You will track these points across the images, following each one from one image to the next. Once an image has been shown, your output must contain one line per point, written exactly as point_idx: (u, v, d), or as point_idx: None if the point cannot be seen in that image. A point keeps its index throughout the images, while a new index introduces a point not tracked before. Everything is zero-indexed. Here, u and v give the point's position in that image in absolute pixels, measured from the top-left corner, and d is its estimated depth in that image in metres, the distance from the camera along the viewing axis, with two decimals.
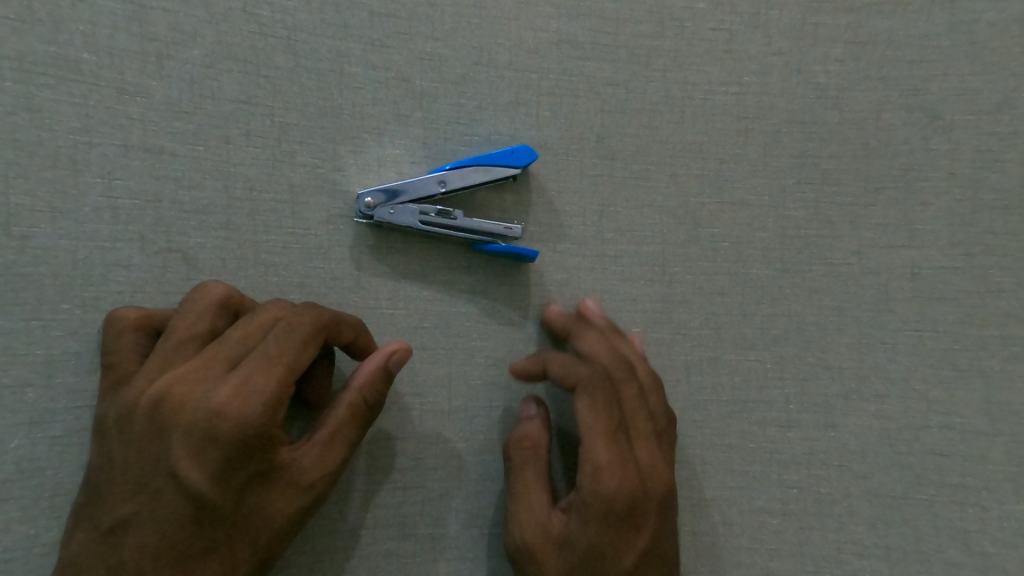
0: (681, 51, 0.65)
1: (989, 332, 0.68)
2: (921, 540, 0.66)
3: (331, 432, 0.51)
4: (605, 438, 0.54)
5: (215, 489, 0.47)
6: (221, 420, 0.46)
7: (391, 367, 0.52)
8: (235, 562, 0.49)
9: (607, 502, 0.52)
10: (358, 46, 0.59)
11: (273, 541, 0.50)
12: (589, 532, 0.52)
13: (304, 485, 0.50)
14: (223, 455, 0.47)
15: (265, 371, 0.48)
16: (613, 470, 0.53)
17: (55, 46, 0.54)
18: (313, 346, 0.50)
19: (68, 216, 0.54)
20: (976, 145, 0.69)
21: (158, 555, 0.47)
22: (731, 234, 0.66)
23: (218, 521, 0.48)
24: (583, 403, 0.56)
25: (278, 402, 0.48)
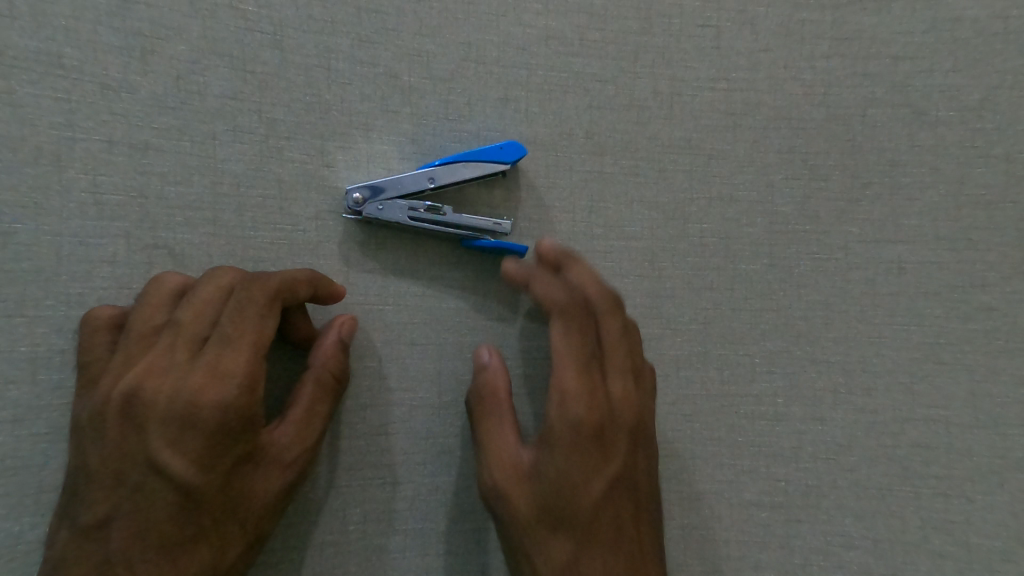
0: (669, 48, 0.66)
1: (974, 325, 0.69)
2: (906, 532, 0.67)
3: (304, 407, 0.53)
4: (576, 366, 0.54)
5: (201, 475, 0.48)
6: (201, 407, 0.47)
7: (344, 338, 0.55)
8: (226, 547, 0.50)
9: (573, 432, 0.52)
10: (346, 42, 0.59)
11: (260, 521, 0.51)
12: (555, 462, 0.52)
13: (285, 462, 0.52)
14: (206, 440, 0.47)
15: (234, 352, 0.49)
16: (580, 398, 0.53)
17: (37, 40, 0.54)
18: (270, 313, 0.50)
19: (51, 212, 0.54)
20: (960, 141, 0.70)
21: (149, 548, 0.47)
22: (719, 230, 0.66)
23: (205, 508, 0.49)
24: (557, 329, 0.55)
25: (251, 379, 0.49)
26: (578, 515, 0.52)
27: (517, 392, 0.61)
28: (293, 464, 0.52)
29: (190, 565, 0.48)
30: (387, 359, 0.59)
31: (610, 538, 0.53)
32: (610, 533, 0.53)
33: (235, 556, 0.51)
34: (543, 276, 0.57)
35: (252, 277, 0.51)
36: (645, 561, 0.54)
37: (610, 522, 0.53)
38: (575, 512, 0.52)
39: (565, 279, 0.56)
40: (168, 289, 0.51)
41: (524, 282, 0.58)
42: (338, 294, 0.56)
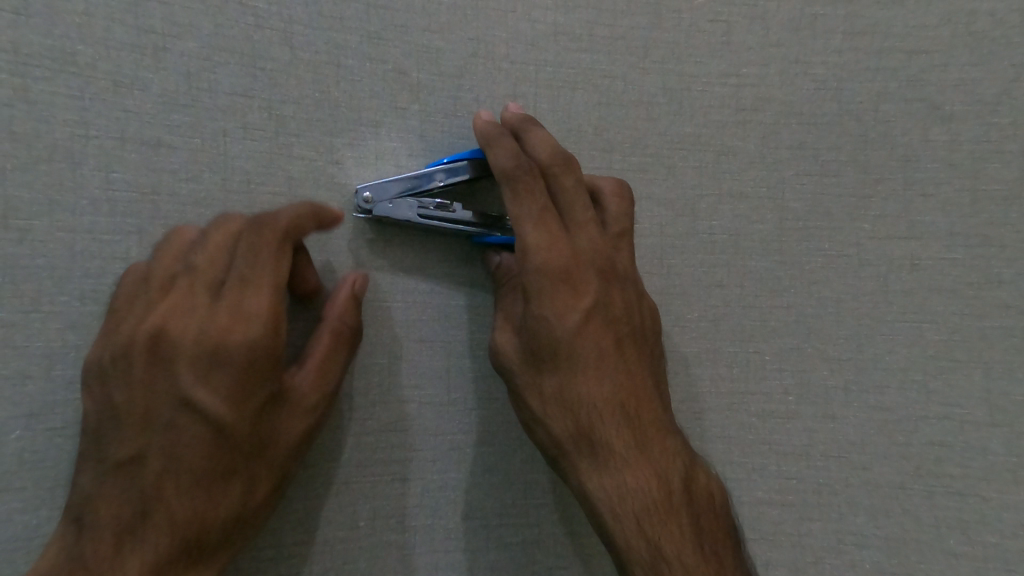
0: (679, 43, 0.65)
1: (989, 323, 0.68)
2: (920, 531, 0.66)
3: (321, 355, 0.54)
4: (530, 217, 0.52)
5: (232, 412, 0.49)
6: (228, 343, 0.48)
7: (359, 292, 0.56)
8: (256, 485, 0.51)
9: (538, 279, 0.51)
10: (355, 39, 0.59)
11: (286, 461, 0.52)
12: (530, 310, 0.52)
13: (308, 403, 0.53)
14: (235, 376, 0.49)
15: (255, 292, 0.49)
16: (541, 245, 0.52)
17: (51, 38, 0.54)
18: (286, 255, 0.51)
19: (66, 208, 0.54)
20: (976, 135, 0.69)
21: (183, 483, 0.48)
22: (729, 226, 0.66)
23: (236, 446, 0.50)
24: (507, 195, 0.52)
25: (275, 317, 0.50)
26: (557, 350, 0.52)
27: None
28: (316, 404, 0.53)
29: (223, 500, 0.50)
30: (396, 356, 0.59)
31: (597, 370, 0.52)
32: (593, 367, 0.52)
33: (265, 495, 0.52)
34: (497, 144, 0.54)
35: (261, 217, 0.51)
36: (637, 389, 0.54)
37: (593, 355, 0.52)
38: (554, 348, 0.52)
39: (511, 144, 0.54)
40: (179, 240, 0.52)
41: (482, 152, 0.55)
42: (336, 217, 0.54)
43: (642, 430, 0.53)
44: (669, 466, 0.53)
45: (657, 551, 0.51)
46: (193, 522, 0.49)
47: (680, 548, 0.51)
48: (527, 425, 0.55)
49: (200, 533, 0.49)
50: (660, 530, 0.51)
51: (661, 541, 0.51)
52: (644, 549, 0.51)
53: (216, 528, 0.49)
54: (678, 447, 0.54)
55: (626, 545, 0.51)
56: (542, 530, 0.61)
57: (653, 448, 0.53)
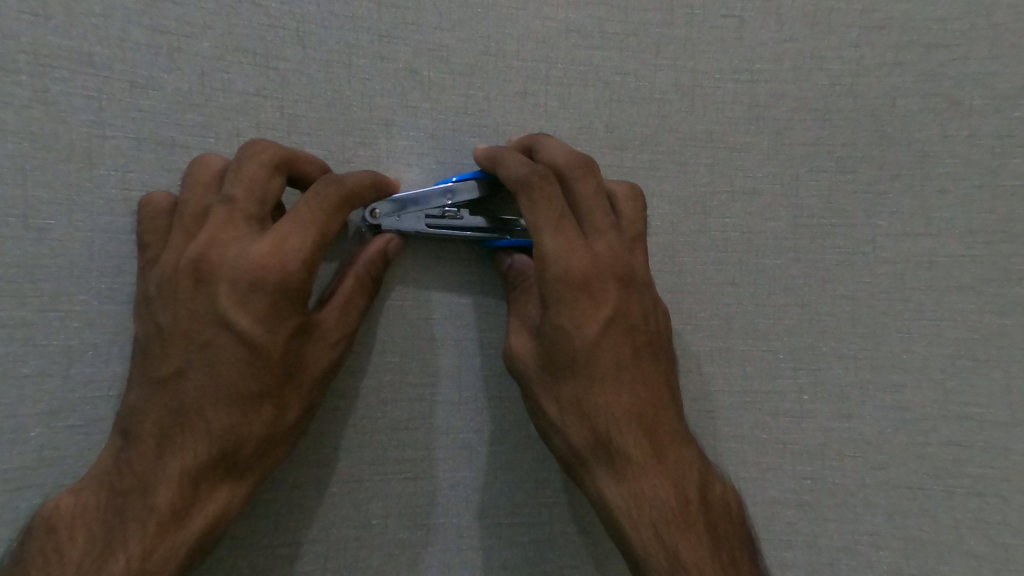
0: (691, 39, 0.65)
1: (1009, 321, 0.67)
2: (938, 532, 0.65)
3: (343, 299, 0.55)
4: (548, 224, 0.51)
5: (268, 335, 0.49)
6: (267, 274, 0.48)
7: (391, 251, 0.57)
8: (286, 409, 0.52)
9: (556, 287, 0.51)
10: (366, 38, 0.59)
11: (314, 389, 0.53)
12: (548, 318, 0.52)
13: (334, 338, 0.54)
14: (270, 305, 0.49)
15: (300, 231, 0.49)
16: (560, 252, 0.51)
17: (69, 40, 0.55)
18: (339, 212, 0.51)
19: (84, 208, 0.55)
20: (995, 129, 0.67)
21: (220, 400, 0.49)
22: (742, 224, 0.65)
23: (269, 371, 0.50)
24: (524, 202, 0.52)
25: (315, 256, 0.50)
26: (576, 358, 0.52)
27: None
28: (341, 340, 0.54)
29: (257, 419, 0.50)
30: (408, 355, 0.60)
31: (614, 378, 0.53)
32: (611, 377, 0.52)
33: (295, 419, 0.53)
34: (512, 156, 0.54)
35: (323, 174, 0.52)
36: (654, 398, 0.54)
37: (611, 364, 0.52)
38: (572, 357, 0.52)
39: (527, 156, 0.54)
40: (218, 169, 0.53)
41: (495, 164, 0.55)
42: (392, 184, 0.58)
43: (658, 438, 0.53)
44: (686, 474, 0.53)
45: (676, 559, 0.50)
46: (227, 438, 0.49)
47: (699, 560, 0.50)
48: (542, 431, 0.55)
49: (234, 449, 0.50)
50: (679, 537, 0.51)
51: (680, 550, 0.51)
52: (663, 559, 0.51)
53: (249, 446, 0.50)
54: (694, 456, 0.54)
55: (645, 553, 0.51)
56: (554, 529, 0.61)
57: (669, 456, 0.53)
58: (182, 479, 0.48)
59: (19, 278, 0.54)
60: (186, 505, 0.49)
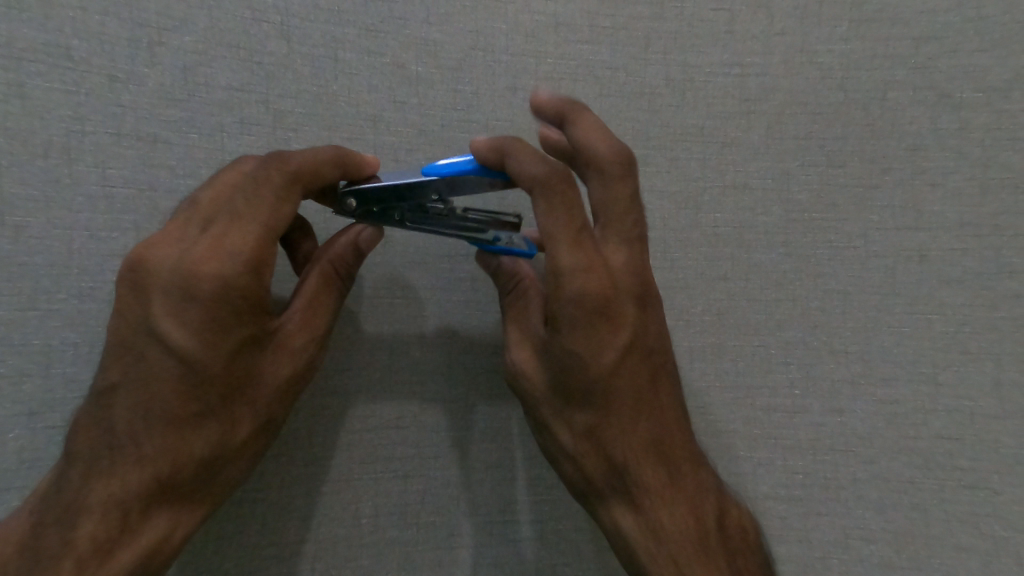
0: (682, 32, 0.65)
1: (999, 314, 0.66)
2: (929, 525, 0.65)
3: (307, 299, 0.52)
4: (568, 241, 0.48)
5: (204, 351, 0.47)
6: (202, 281, 0.46)
7: (362, 244, 0.53)
8: (235, 425, 0.50)
9: (573, 310, 0.48)
10: (352, 31, 0.59)
11: (269, 403, 0.51)
12: (562, 344, 0.49)
13: (296, 347, 0.51)
14: (205, 316, 0.46)
15: (243, 230, 0.47)
16: (578, 272, 0.48)
17: (46, 34, 0.54)
18: (288, 203, 0.48)
19: (64, 205, 0.54)
20: (986, 123, 0.67)
21: (153, 423, 0.47)
22: (734, 219, 0.65)
23: (210, 386, 0.48)
24: (541, 208, 0.48)
25: (257, 258, 0.47)
26: (592, 385, 0.50)
27: None
28: (304, 349, 0.52)
29: (196, 441, 0.49)
30: (398, 353, 0.59)
31: (630, 405, 0.51)
32: (625, 402, 0.51)
33: (245, 437, 0.51)
34: (522, 152, 0.50)
35: (272, 158, 0.48)
36: (667, 420, 0.53)
37: (627, 388, 0.51)
38: (588, 384, 0.50)
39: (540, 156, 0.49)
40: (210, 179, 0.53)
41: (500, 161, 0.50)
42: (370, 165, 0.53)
43: (673, 462, 0.53)
44: (701, 498, 0.53)
45: None
46: (165, 460, 0.48)
47: None
48: (548, 446, 0.54)
49: (173, 470, 0.48)
50: (694, 564, 0.51)
51: None
52: None
53: (190, 466, 0.49)
54: (709, 478, 0.54)
55: None
56: (545, 527, 0.61)
57: (685, 480, 0.53)
58: (107, 510, 0.47)
59: None
60: (112, 538, 0.47)
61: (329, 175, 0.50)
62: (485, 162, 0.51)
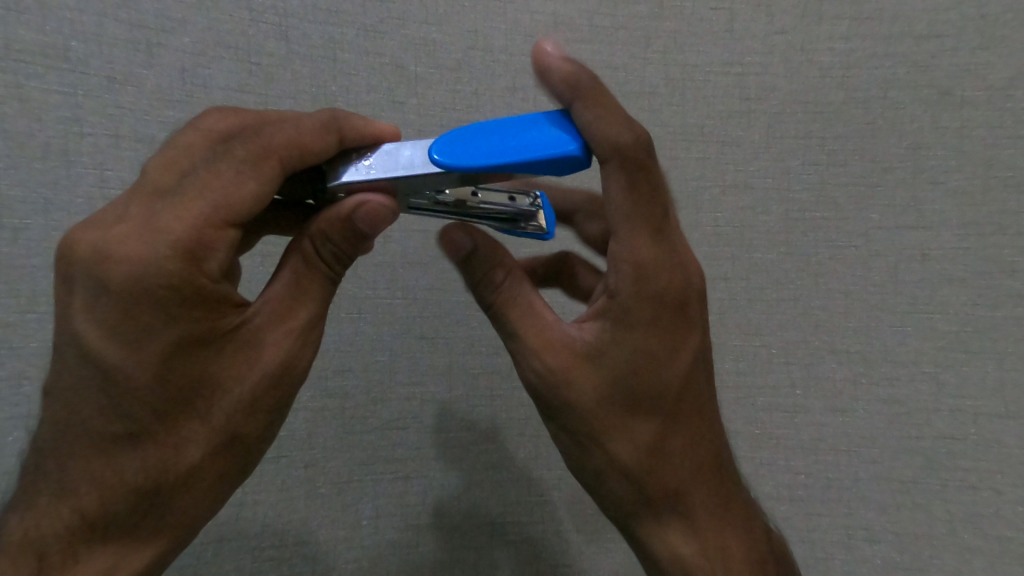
0: (680, 33, 0.66)
1: (1003, 312, 0.65)
2: (931, 525, 0.62)
3: (284, 293, 0.40)
4: (648, 229, 0.39)
5: (124, 354, 0.36)
6: (119, 267, 0.35)
7: (359, 219, 0.39)
8: (178, 449, 0.38)
9: (647, 306, 0.39)
10: (351, 32, 0.59)
11: (229, 421, 0.39)
12: (632, 343, 0.40)
13: (264, 345, 0.39)
14: (123, 312, 0.35)
15: (180, 209, 0.36)
16: (661, 264, 0.39)
17: (45, 35, 0.54)
18: (255, 175, 0.38)
19: (60, 206, 0.54)
20: (988, 121, 0.67)
21: (73, 445, 0.37)
22: (733, 218, 0.65)
23: (140, 403, 0.36)
24: (619, 184, 0.39)
25: (190, 241, 0.36)
26: (662, 395, 0.41)
27: None
28: (277, 346, 0.39)
29: (126, 469, 0.37)
30: (399, 354, 0.60)
31: (696, 418, 0.42)
32: (697, 415, 0.42)
33: (201, 464, 0.38)
34: (596, 99, 0.38)
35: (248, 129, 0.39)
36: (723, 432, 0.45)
37: (696, 400, 0.42)
38: (658, 393, 0.40)
39: (618, 110, 0.39)
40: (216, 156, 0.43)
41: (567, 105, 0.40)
42: (381, 134, 0.42)
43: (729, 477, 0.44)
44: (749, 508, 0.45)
45: None
46: (93, 494, 0.37)
47: None
48: (580, 468, 0.43)
49: (100, 507, 0.37)
50: None
51: None
52: None
53: (121, 501, 0.37)
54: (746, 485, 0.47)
55: None
56: (546, 529, 0.60)
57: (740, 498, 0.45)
58: (20, 551, 0.37)
59: None
60: None
61: (322, 147, 0.40)
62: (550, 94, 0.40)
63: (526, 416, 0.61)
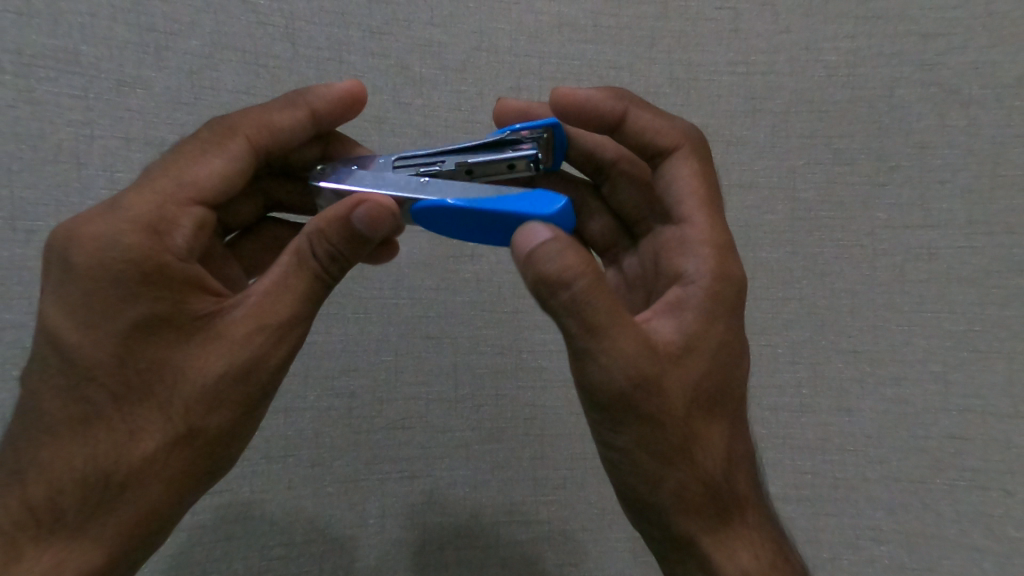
0: (685, 32, 0.66)
1: (1012, 311, 0.64)
2: (941, 527, 0.62)
3: (272, 287, 0.40)
4: (717, 219, 0.48)
5: (88, 335, 0.38)
6: (84, 246, 0.39)
7: (357, 220, 0.39)
8: (132, 436, 0.39)
9: (720, 296, 0.45)
10: (357, 35, 0.60)
11: (190, 413, 0.39)
12: (716, 332, 0.44)
13: (238, 336, 0.39)
14: (83, 292, 0.38)
15: (152, 188, 0.41)
16: (728, 253, 0.46)
17: (56, 39, 0.55)
18: (224, 152, 0.44)
19: (70, 208, 0.54)
20: (996, 119, 0.66)
21: (36, 430, 0.39)
22: (738, 217, 0.65)
23: (98, 383, 0.38)
24: (684, 166, 0.49)
25: (148, 218, 0.40)
26: (731, 383, 0.44)
27: (535, 387, 0.61)
28: (250, 340, 0.39)
29: (78, 453, 0.38)
30: (404, 354, 0.60)
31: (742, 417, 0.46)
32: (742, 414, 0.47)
33: (156, 454, 0.39)
34: (644, 105, 0.50)
35: (221, 118, 0.46)
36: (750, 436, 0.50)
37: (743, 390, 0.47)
38: (728, 383, 0.44)
39: (664, 113, 0.51)
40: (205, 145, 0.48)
41: (617, 113, 0.50)
42: (344, 95, 0.47)
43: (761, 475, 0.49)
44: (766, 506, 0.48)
45: None
46: (44, 485, 0.38)
47: None
48: (656, 484, 0.42)
49: (48, 497, 0.38)
50: None
51: None
52: None
53: (72, 492, 0.38)
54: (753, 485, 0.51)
55: None
56: (552, 527, 0.60)
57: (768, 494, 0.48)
58: None
59: (7, 279, 0.53)
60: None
61: (290, 123, 0.46)
62: (596, 99, 0.49)
63: (531, 416, 0.61)
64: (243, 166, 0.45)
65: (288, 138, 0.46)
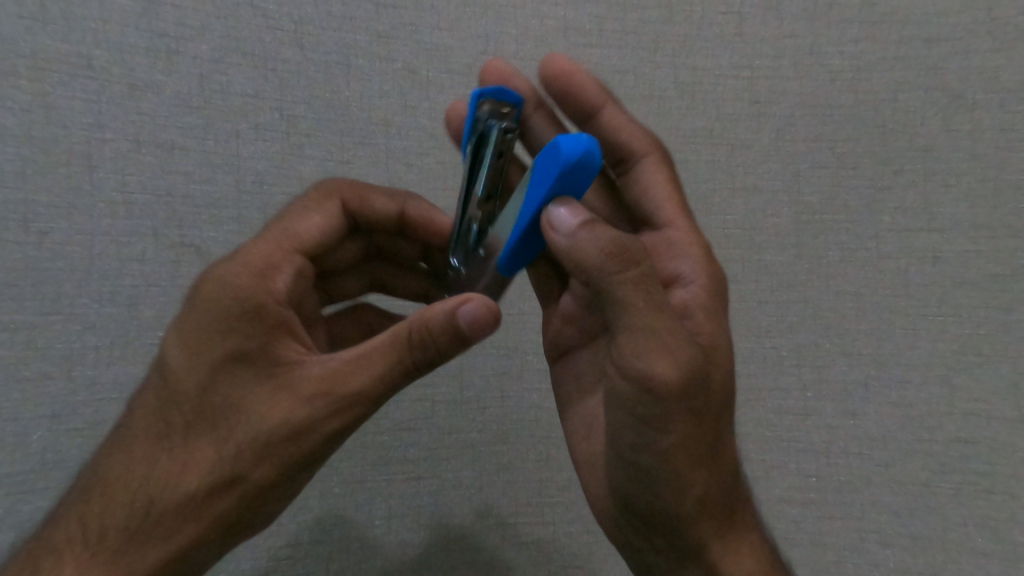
0: (689, 36, 0.67)
1: (1016, 315, 0.64)
2: (946, 530, 0.62)
3: (354, 355, 0.40)
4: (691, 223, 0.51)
5: (186, 361, 0.41)
6: (208, 281, 0.42)
7: (462, 315, 0.38)
8: (189, 469, 0.40)
9: (717, 296, 0.47)
10: (364, 39, 0.61)
11: (240, 458, 0.39)
12: (725, 329, 0.46)
13: (304, 393, 0.39)
14: (194, 320, 0.41)
15: (264, 240, 0.46)
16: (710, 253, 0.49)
17: (69, 44, 0.56)
18: (320, 213, 0.49)
19: (82, 210, 0.55)
20: (999, 123, 0.67)
21: (121, 443, 0.42)
22: (743, 220, 0.66)
23: (178, 409, 0.40)
24: (651, 171, 0.51)
25: (257, 266, 0.44)
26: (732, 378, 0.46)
27: (541, 389, 0.62)
28: (314, 402, 0.39)
29: (143, 474, 0.40)
30: None
31: None
32: None
33: (200, 492, 0.40)
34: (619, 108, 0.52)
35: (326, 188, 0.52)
36: None
37: None
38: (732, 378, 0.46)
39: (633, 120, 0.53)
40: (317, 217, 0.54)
41: (594, 107, 0.51)
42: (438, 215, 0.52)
43: None
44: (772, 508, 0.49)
45: None
46: (103, 498, 0.40)
47: None
48: (686, 487, 0.41)
49: (100, 512, 0.40)
50: None
51: None
52: None
53: (121, 510, 0.40)
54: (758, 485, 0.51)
55: None
56: (557, 530, 0.60)
57: None
58: (42, 539, 0.41)
59: (20, 281, 0.54)
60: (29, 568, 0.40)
61: (381, 205, 0.52)
62: (580, 86, 0.51)
63: (536, 418, 0.61)
64: (332, 229, 0.49)
65: (374, 217, 0.52)
